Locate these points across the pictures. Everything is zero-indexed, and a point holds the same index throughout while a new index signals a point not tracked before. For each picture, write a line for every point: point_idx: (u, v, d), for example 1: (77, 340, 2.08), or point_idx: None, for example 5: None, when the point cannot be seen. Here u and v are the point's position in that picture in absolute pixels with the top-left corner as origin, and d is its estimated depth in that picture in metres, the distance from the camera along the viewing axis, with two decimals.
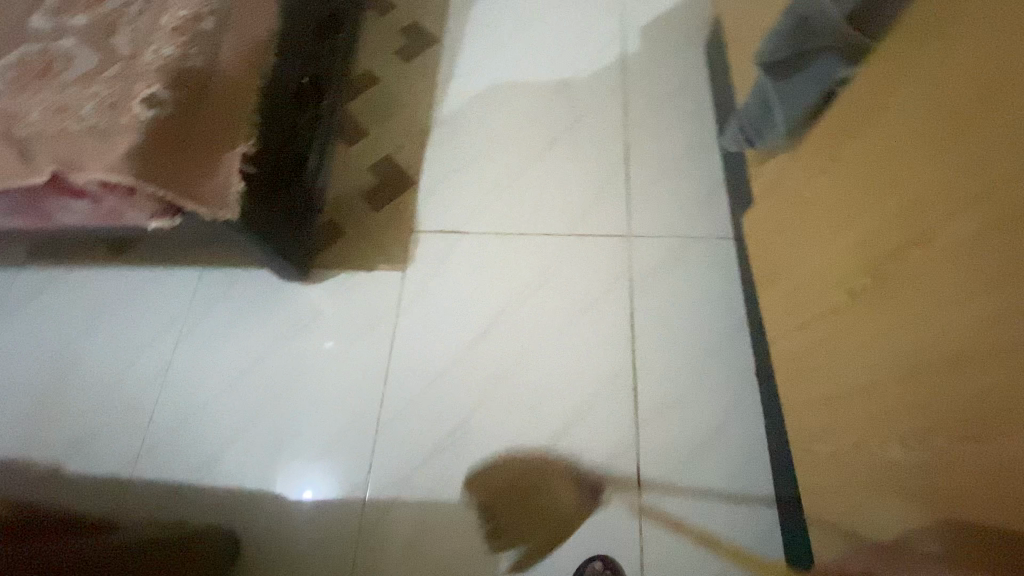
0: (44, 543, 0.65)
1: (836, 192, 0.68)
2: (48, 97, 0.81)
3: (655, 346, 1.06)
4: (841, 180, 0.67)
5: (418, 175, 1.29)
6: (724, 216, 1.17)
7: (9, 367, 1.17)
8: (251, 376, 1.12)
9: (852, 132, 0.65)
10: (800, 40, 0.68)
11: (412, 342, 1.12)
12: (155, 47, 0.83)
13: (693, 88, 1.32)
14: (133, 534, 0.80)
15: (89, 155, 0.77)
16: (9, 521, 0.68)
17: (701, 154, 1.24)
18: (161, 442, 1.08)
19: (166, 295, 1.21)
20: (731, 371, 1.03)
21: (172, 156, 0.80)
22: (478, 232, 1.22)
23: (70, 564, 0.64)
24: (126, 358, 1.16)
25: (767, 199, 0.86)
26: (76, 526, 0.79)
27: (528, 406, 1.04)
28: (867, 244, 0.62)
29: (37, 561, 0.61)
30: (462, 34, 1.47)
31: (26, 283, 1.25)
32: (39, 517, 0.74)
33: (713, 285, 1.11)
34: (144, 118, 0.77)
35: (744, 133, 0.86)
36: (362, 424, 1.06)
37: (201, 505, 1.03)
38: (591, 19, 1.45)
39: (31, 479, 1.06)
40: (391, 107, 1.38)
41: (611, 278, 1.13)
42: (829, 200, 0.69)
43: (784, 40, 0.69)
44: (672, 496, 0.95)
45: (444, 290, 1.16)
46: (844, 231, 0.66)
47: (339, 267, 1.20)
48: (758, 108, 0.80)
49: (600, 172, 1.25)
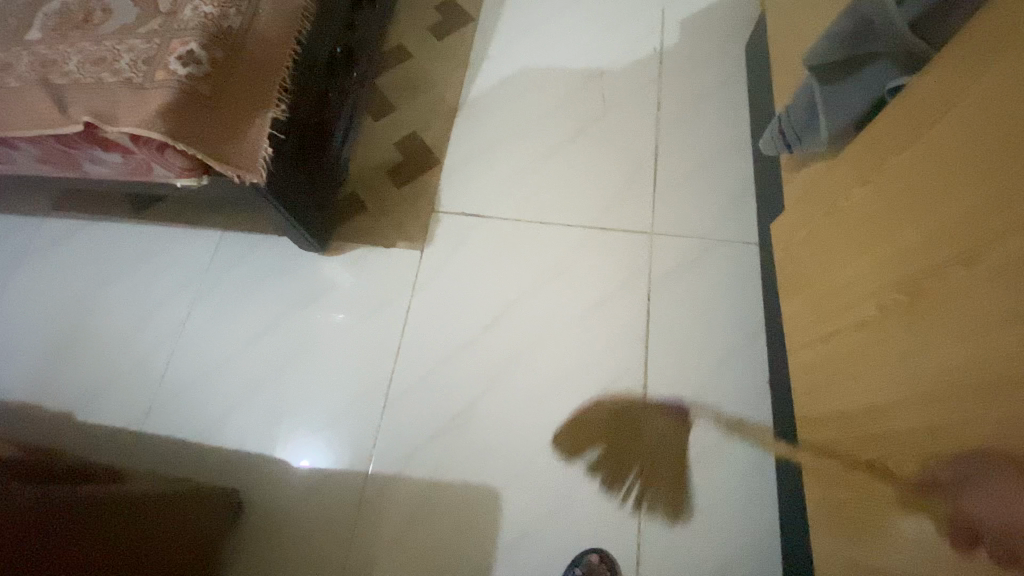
0: (49, 487, 0.66)
1: (876, 203, 0.65)
2: (88, 47, 0.81)
3: (669, 346, 1.05)
4: (881, 192, 0.65)
5: (443, 155, 1.28)
6: (752, 220, 1.15)
7: (30, 312, 1.20)
8: (264, 342, 1.13)
9: (898, 141, 0.63)
10: (854, 44, 0.66)
11: (425, 322, 1.12)
12: (194, 5, 0.83)
13: (730, 88, 1.29)
14: (138, 487, 0.81)
15: (121, 107, 0.76)
16: (16, 464, 0.69)
17: (732, 156, 1.22)
18: (172, 398, 1.09)
19: (185, 254, 1.22)
20: (745, 377, 1.02)
21: (203, 116, 0.79)
22: (499, 216, 1.21)
23: (72, 510, 0.65)
24: (143, 313, 1.17)
25: (801, 206, 0.84)
26: (84, 475, 0.79)
27: (535, 395, 1.04)
28: (904, 260, 0.60)
29: (41, 504, 0.61)
30: (498, 15, 1.45)
31: (51, 232, 1.27)
32: (43, 461, 0.75)
33: (733, 288, 1.09)
34: (178, 75, 0.77)
35: (784, 136, 0.84)
36: (369, 399, 1.07)
37: (206, 464, 1.04)
38: (629, 8, 1.42)
39: (46, 423, 1.09)
40: (421, 84, 1.37)
41: (629, 273, 1.12)
42: (866, 211, 0.67)
43: (835, 43, 0.67)
44: (673, 497, 0.95)
45: (460, 272, 1.16)
46: (881, 244, 0.64)
47: (358, 240, 1.20)
48: (801, 111, 0.78)
49: (628, 166, 1.23)
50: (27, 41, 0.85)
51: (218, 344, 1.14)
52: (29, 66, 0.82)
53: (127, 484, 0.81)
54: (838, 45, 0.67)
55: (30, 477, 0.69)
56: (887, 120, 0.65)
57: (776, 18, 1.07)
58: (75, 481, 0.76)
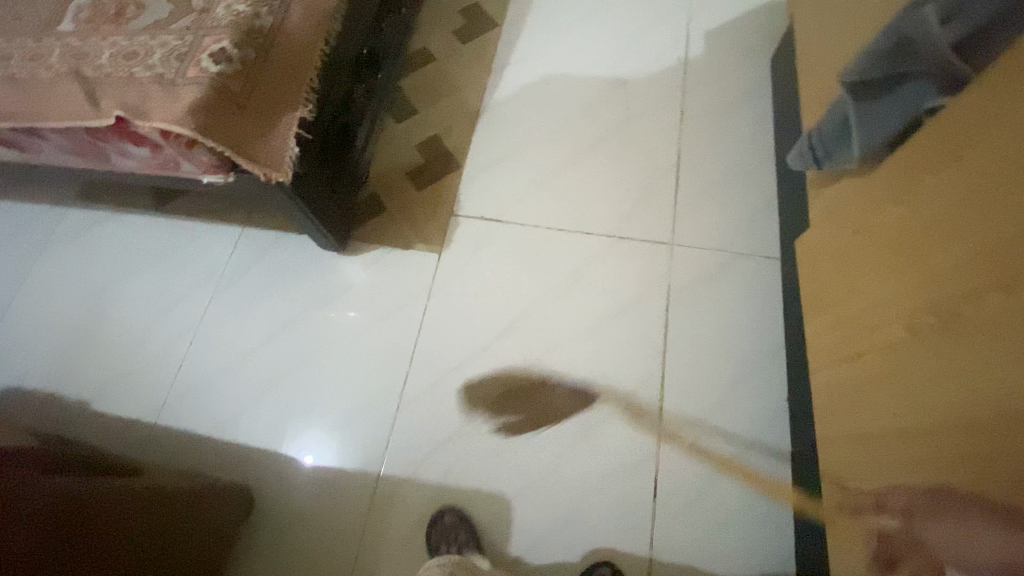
0: (67, 481, 0.66)
1: (911, 224, 0.64)
2: (120, 42, 0.82)
3: (686, 359, 1.04)
4: (917, 212, 0.64)
5: (464, 159, 1.29)
6: (773, 235, 1.14)
7: (52, 301, 1.21)
8: (280, 339, 1.14)
9: (935, 162, 0.62)
10: (896, 62, 0.65)
11: (440, 325, 1.12)
12: (227, 3, 0.83)
13: (754, 101, 1.29)
14: (156, 483, 0.80)
15: (152, 102, 0.76)
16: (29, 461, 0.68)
17: (755, 170, 1.21)
18: (187, 392, 1.10)
19: (204, 248, 1.23)
20: (763, 393, 1.00)
21: (232, 114, 0.79)
22: (518, 222, 1.20)
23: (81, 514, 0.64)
24: (162, 306, 1.18)
25: (830, 224, 0.83)
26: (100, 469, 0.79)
27: (549, 403, 1.03)
28: (940, 283, 0.59)
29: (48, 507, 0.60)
30: (522, 21, 1.45)
31: (74, 222, 1.28)
32: (57, 457, 0.74)
33: (753, 303, 1.08)
34: (210, 72, 0.77)
35: (814, 152, 0.83)
36: (382, 400, 1.07)
37: (218, 458, 1.04)
38: (655, 17, 1.42)
39: (63, 412, 1.10)
40: (444, 87, 1.37)
41: (648, 284, 1.11)
42: (900, 232, 0.66)
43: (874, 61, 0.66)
44: (687, 512, 0.93)
45: (477, 276, 1.16)
46: (914, 266, 0.63)
47: (376, 241, 1.21)
48: (832, 127, 0.77)
49: (649, 176, 1.22)
50: (61, 33, 0.86)
51: (234, 340, 1.14)
52: (61, 57, 0.83)
53: (145, 479, 0.81)
54: (876, 61, 0.67)
55: (50, 469, 0.70)
56: (922, 140, 0.64)
57: (807, 33, 1.06)
58: (93, 473, 0.77)
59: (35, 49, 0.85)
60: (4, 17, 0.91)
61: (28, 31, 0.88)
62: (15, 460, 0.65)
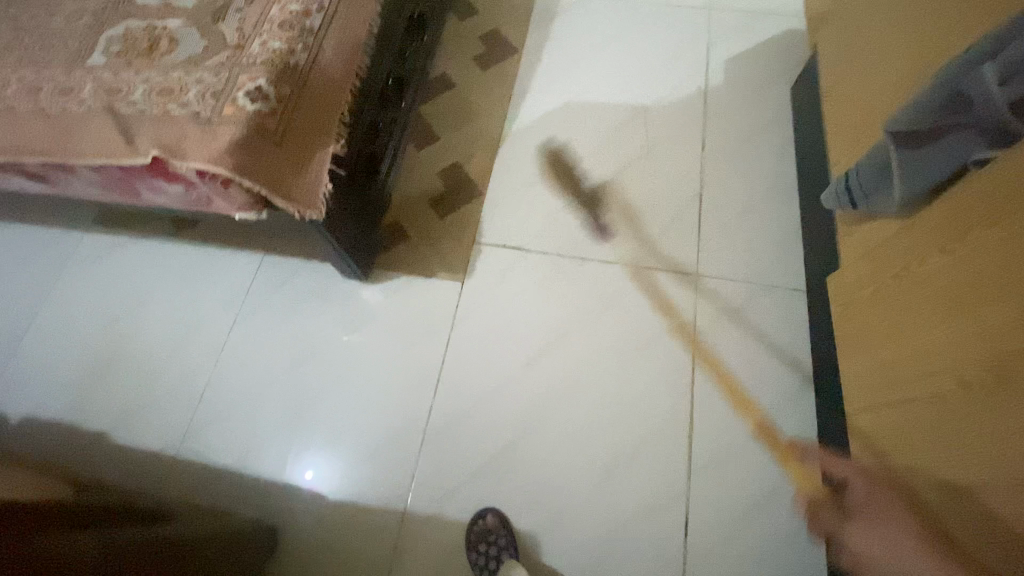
0: (119, 533, 0.64)
1: (958, 274, 0.64)
2: (154, 78, 0.81)
3: (714, 393, 1.03)
4: (964, 264, 0.63)
5: (485, 186, 1.28)
6: (799, 267, 1.14)
7: (69, 328, 1.19)
8: (303, 369, 1.12)
9: (983, 215, 0.61)
10: (946, 114, 0.64)
11: (464, 355, 1.11)
12: (262, 39, 0.82)
13: (775, 130, 1.29)
14: (195, 527, 0.78)
15: (190, 142, 0.75)
16: (89, 504, 0.67)
17: (778, 200, 1.21)
18: (209, 423, 1.09)
19: (224, 276, 1.22)
20: (792, 427, 1.00)
21: (268, 153, 0.78)
22: (541, 250, 1.20)
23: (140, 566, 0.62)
24: (182, 334, 1.17)
25: (865, 264, 0.83)
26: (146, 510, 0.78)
27: (577, 438, 1.02)
28: (991, 338, 0.59)
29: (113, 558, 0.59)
30: (542, 47, 1.46)
31: (91, 248, 1.27)
32: (106, 499, 0.73)
33: (780, 335, 1.08)
34: (247, 111, 0.76)
35: (848, 193, 0.82)
36: (407, 434, 1.05)
37: (241, 493, 1.03)
38: (675, 45, 1.42)
39: (82, 444, 1.08)
40: (464, 113, 1.38)
41: (674, 316, 1.11)
42: (944, 281, 0.66)
43: (923, 111, 0.66)
44: (720, 552, 0.92)
45: (500, 305, 1.15)
46: (959, 317, 0.63)
47: (398, 270, 1.20)
48: (871, 171, 0.76)
49: (672, 205, 1.22)
50: (91, 67, 0.84)
51: (255, 370, 1.13)
52: (93, 92, 0.81)
53: (184, 522, 0.79)
54: (928, 108, 0.66)
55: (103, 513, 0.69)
56: (970, 192, 0.64)
57: (834, 69, 1.07)
58: (143, 514, 0.75)
59: (65, 83, 0.83)
60: (31, 48, 0.89)
61: (56, 64, 0.86)
62: (74, 508, 0.63)
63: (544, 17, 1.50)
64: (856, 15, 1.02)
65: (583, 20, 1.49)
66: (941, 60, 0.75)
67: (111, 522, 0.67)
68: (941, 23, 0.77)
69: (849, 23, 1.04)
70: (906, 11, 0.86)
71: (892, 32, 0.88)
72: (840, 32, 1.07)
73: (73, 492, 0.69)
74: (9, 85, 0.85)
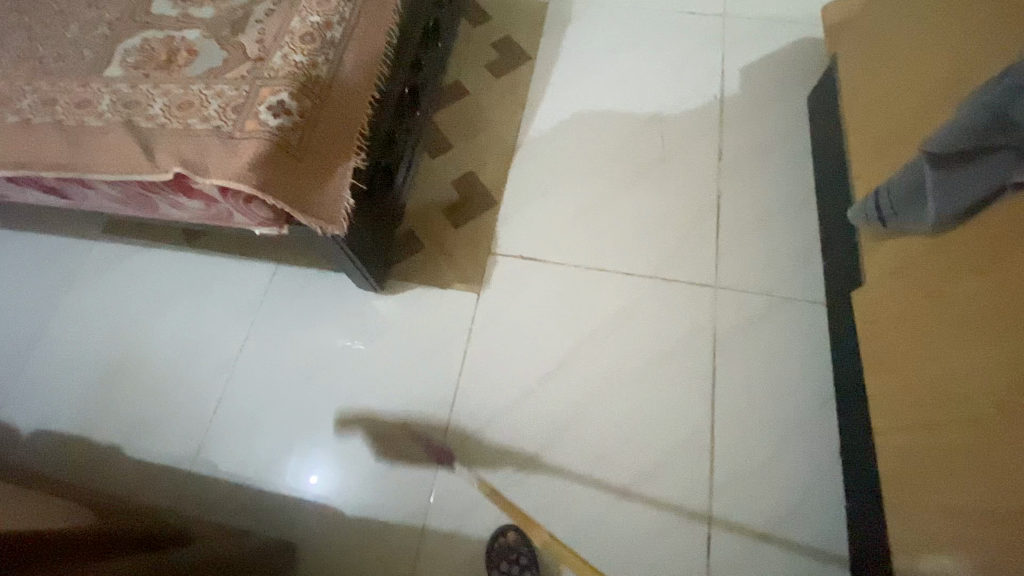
0: (146, 562, 0.62)
1: (995, 297, 0.63)
2: (173, 90, 0.80)
3: (735, 407, 1.03)
4: (1001, 287, 0.62)
5: (500, 195, 1.27)
6: (818, 278, 1.13)
7: (80, 338, 1.18)
8: (318, 381, 1.11)
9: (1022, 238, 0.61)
10: (985, 135, 0.62)
11: (481, 368, 1.10)
12: (284, 51, 0.81)
13: (792, 139, 1.28)
14: (218, 550, 0.77)
15: (212, 157, 0.74)
16: (114, 530, 0.66)
17: (796, 211, 1.20)
18: (223, 437, 1.08)
19: (237, 286, 1.20)
20: (813, 441, 0.99)
21: (291, 168, 0.77)
22: (557, 261, 1.19)
23: None
24: (195, 346, 1.15)
25: (893, 283, 0.82)
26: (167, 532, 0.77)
27: (597, 453, 1.01)
28: None
29: None
30: (555, 54, 1.44)
31: (100, 256, 1.25)
32: (128, 523, 0.71)
33: (800, 348, 1.07)
34: (270, 126, 0.75)
35: (878, 210, 0.81)
36: (424, 448, 1.04)
37: (256, 509, 1.02)
38: (689, 52, 1.41)
39: (95, 457, 1.07)
40: (478, 121, 1.36)
41: (693, 329, 1.10)
42: (980, 303, 0.65)
43: (961, 133, 0.64)
44: (743, 569, 0.92)
45: (517, 318, 1.14)
46: (996, 341, 0.62)
47: (413, 280, 1.19)
48: (902, 189, 0.75)
49: (689, 215, 1.21)
50: (109, 78, 0.83)
51: (269, 383, 1.12)
52: (111, 105, 0.80)
53: (206, 545, 0.78)
54: (961, 131, 0.64)
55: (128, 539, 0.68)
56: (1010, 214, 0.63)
57: (856, 81, 1.06)
58: (165, 538, 0.74)
59: (81, 94, 0.82)
60: (46, 59, 0.88)
61: (72, 75, 0.85)
62: (99, 536, 0.62)
63: (557, 24, 1.49)
64: (880, 28, 1.02)
65: (597, 26, 1.48)
66: (980, 78, 0.74)
67: (136, 549, 0.66)
68: (981, 42, 0.76)
69: (874, 35, 1.03)
70: (939, 25, 0.85)
71: (923, 46, 0.87)
72: (863, 44, 1.06)
73: (97, 518, 0.68)
74: (24, 96, 0.84)
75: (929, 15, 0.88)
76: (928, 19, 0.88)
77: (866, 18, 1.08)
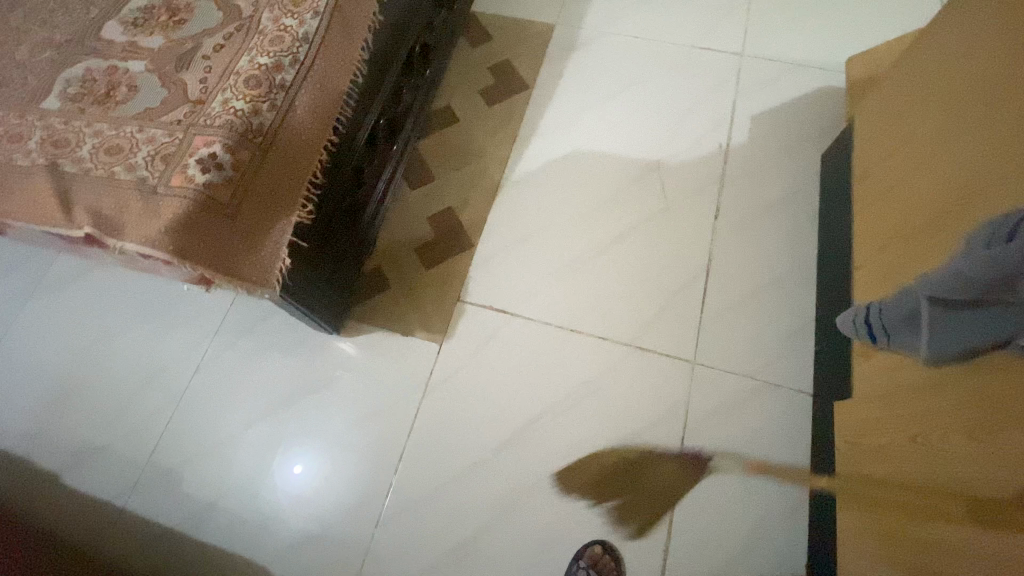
0: None
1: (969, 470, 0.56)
2: (105, 131, 0.74)
3: (697, 503, 0.96)
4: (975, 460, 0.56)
5: (478, 237, 1.20)
6: (809, 364, 1.03)
7: (33, 354, 1.15)
8: (264, 424, 1.07)
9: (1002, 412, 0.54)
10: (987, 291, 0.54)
11: (437, 428, 1.05)
12: (225, 95, 0.74)
13: (799, 201, 1.18)
14: None
15: (131, 216, 0.69)
16: None
17: (795, 284, 1.10)
18: (160, 477, 1.04)
19: (193, 314, 1.16)
20: (781, 549, 0.92)
21: (220, 229, 0.71)
22: (529, 318, 1.12)
23: None
24: (145, 373, 1.11)
25: (881, 408, 0.73)
26: None
27: (545, 537, 0.96)
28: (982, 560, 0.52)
29: None
30: (555, 85, 1.35)
31: (65, 269, 1.22)
32: None
33: (779, 442, 0.99)
34: (195, 184, 0.69)
35: (869, 325, 0.72)
36: (364, 511, 1.00)
37: (186, 559, 0.98)
38: (699, 93, 1.31)
39: (34, 483, 1.05)
40: (465, 153, 1.29)
41: (664, 409, 1.02)
42: (983, 474, 0.55)
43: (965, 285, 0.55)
44: None
45: (478, 375, 1.08)
46: (990, 511, 0.53)
47: (378, 323, 1.13)
48: (899, 313, 0.66)
49: (675, 280, 1.12)
50: (43, 110, 0.77)
51: (216, 418, 1.07)
52: (39, 141, 0.75)
53: None
54: (961, 281, 0.55)
55: None
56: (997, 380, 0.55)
57: (868, 156, 0.95)
58: None
59: (13, 126, 0.77)
60: None
61: (9, 101, 0.79)
62: None
63: (561, 52, 1.39)
64: (895, 99, 0.89)
65: (603, 56, 1.38)
66: (978, 210, 0.64)
67: None
68: (980, 163, 0.66)
69: (891, 107, 0.90)
70: (953, 118, 0.73)
71: (933, 141, 0.76)
72: (881, 115, 0.93)
73: None
74: None
75: (936, 106, 0.77)
76: (937, 109, 0.77)
77: (885, 81, 0.94)
